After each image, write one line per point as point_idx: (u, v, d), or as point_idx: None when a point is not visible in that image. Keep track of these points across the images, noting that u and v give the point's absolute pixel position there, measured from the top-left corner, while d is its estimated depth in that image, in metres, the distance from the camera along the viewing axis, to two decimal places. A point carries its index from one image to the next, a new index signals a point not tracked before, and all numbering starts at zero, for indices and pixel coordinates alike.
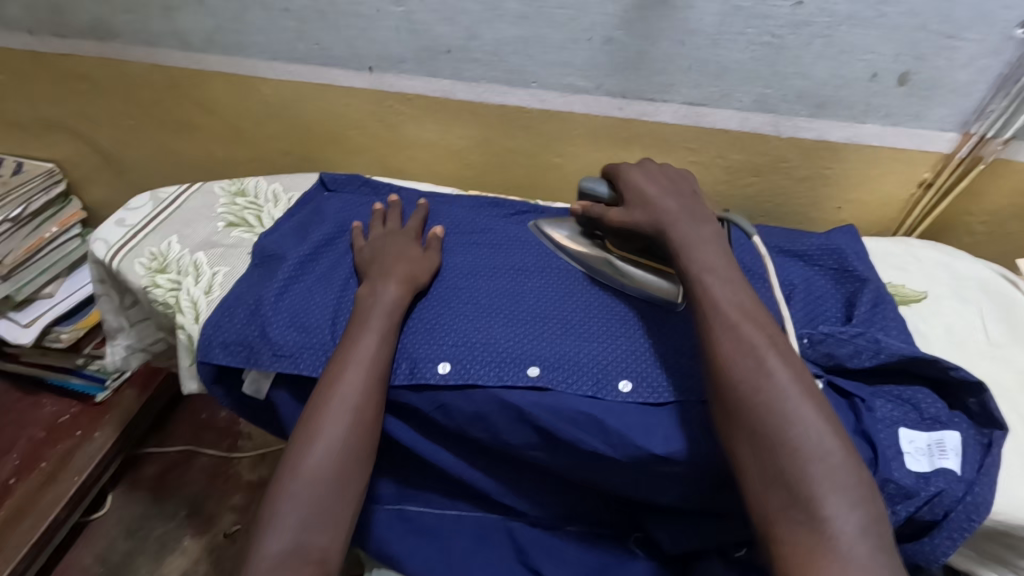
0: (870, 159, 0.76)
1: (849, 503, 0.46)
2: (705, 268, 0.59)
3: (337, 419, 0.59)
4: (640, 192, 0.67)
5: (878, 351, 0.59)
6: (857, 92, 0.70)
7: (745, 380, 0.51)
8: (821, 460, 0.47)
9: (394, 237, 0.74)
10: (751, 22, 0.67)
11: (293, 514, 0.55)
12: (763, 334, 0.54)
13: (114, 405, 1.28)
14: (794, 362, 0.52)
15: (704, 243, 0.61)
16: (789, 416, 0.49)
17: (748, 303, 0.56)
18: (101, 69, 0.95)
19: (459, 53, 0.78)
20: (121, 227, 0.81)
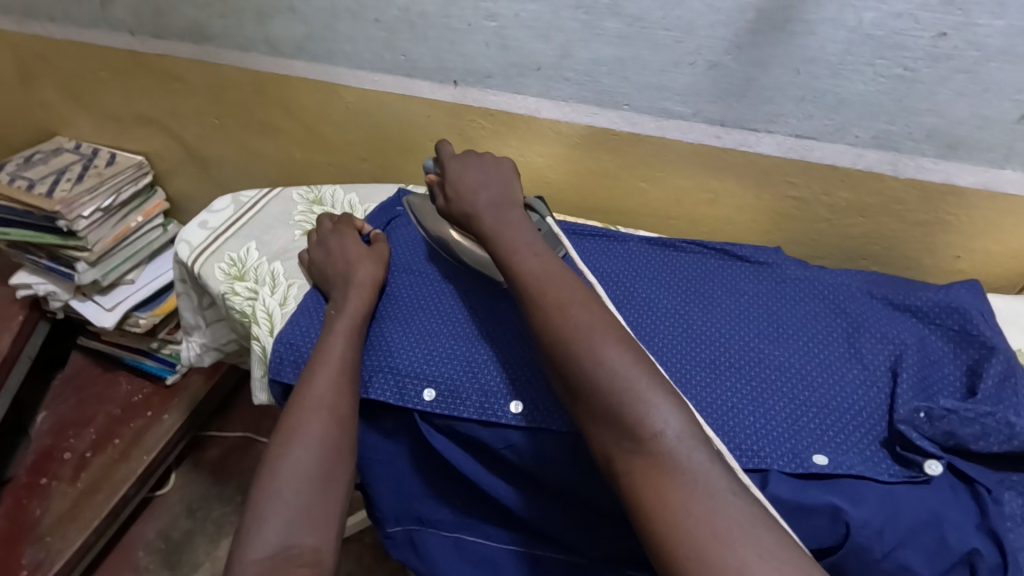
0: (1005, 208, 0.68)
1: (668, 413, 0.47)
2: (518, 242, 0.61)
3: (311, 426, 0.59)
4: (458, 177, 0.69)
5: (1010, 437, 0.51)
6: (999, 134, 0.62)
7: (551, 327, 0.53)
8: (630, 380, 0.48)
9: (343, 238, 0.75)
10: (882, 53, 0.60)
11: (278, 516, 0.53)
12: (562, 282, 0.56)
13: (183, 389, 1.33)
14: (591, 304, 0.54)
15: (513, 224, 0.63)
16: (593, 352, 0.50)
17: (546, 262, 0.59)
18: (193, 70, 0.97)
19: (549, 71, 0.75)
20: (203, 229, 0.83)
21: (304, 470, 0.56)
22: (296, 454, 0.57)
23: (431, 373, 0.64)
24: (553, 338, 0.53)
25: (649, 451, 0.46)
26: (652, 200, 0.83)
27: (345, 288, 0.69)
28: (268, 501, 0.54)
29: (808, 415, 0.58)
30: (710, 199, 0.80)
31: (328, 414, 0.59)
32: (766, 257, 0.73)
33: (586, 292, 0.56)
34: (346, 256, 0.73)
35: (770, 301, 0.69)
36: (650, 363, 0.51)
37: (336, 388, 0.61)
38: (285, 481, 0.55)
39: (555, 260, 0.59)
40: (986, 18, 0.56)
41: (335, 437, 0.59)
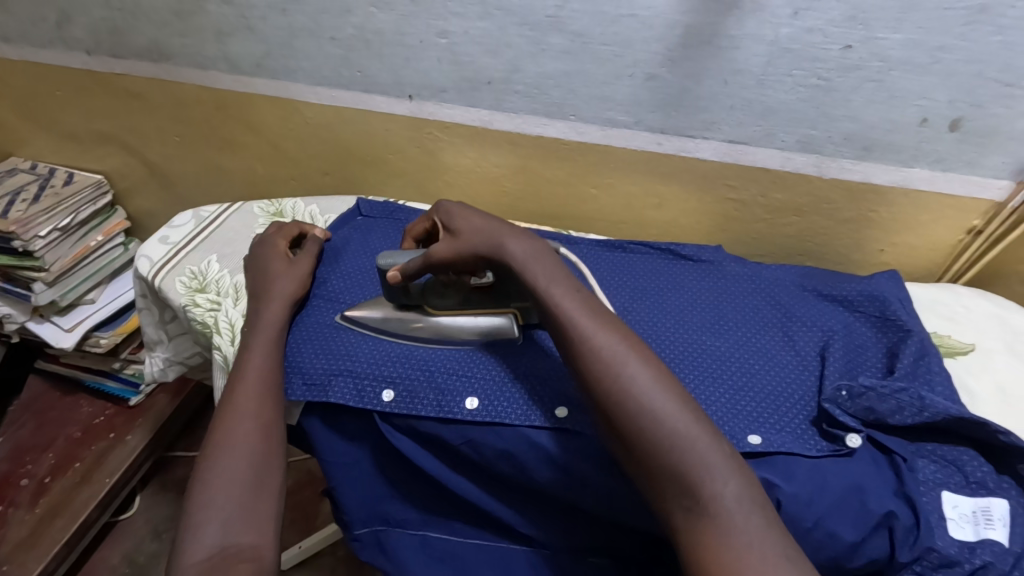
0: (919, 204, 0.74)
1: (726, 474, 0.47)
2: (552, 278, 0.59)
3: (241, 433, 0.60)
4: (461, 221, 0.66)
5: (922, 409, 0.57)
6: (907, 137, 0.69)
7: (606, 381, 0.52)
8: (690, 441, 0.48)
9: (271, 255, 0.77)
10: (799, 64, 0.66)
11: (214, 517, 0.54)
12: (617, 332, 0.55)
13: (148, 409, 1.31)
14: (652, 359, 0.53)
15: (539, 257, 0.61)
16: (650, 408, 0.49)
17: (593, 308, 0.57)
18: (153, 88, 0.98)
19: (500, 85, 0.79)
20: (164, 244, 0.84)
21: (236, 477, 0.57)
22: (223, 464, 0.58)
23: (388, 374, 0.66)
24: (609, 391, 0.51)
25: (708, 513, 0.46)
26: (603, 205, 0.88)
27: (266, 304, 0.71)
28: (204, 505, 0.55)
29: (742, 397, 0.62)
30: (657, 203, 0.85)
31: (257, 421, 0.61)
32: (708, 256, 0.79)
33: (640, 344, 0.55)
34: (265, 270, 0.75)
35: (712, 297, 0.74)
36: (706, 419, 0.50)
37: (259, 396, 0.63)
38: (218, 483, 0.56)
39: (596, 302, 0.58)
40: (886, 32, 0.62)
41: (266, 442, 0.60)
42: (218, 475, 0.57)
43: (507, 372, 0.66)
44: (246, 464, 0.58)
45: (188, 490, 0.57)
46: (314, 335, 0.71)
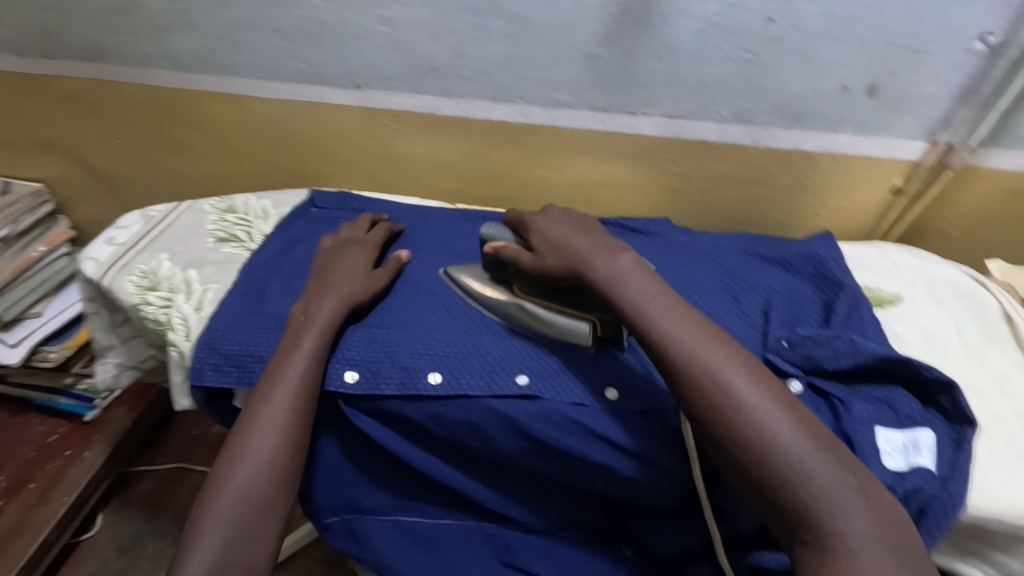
0: (845, 168, 0.79)
1: (849, 510, 0.46)
2: (648, 298, 0.57)
3: (261, 442, 0.59)
4: (548, 234, 0.65)
5: (855, 352, 0.61)
6: (830, 104, 0.73)
7: (716, 409, 0.51)
8: (813, 472, 0.47)
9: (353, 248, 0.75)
10: (727, 38, 0.70)
11: (216, 532, 0.55)
12: (729, 355, 0.53)
13: (105, 424, 1.27)
14: (770, 384, 0.52)
15: (637, 273, 0.59)
16: (767, 438, 0.49)
17: (699, 328, 0.55)
18: (93, 89, 0.96)
19: (446, 71, 0.80)
20: (111, 245, 0.82)
21: (247, 494, 0.57)
22: (236, 478, 0.58)
23: (352, 357, 0.66)
24: (723, 420, 0.50)
25: (826, 548, 0.45)
26: (554, 186, 0.90)
27: (319, 300, 0.68)
28: (208, 516, 0.56)
29: None
30: (606, 181, 0.88)
31: (280, 429, 0.60)
32: (656, 228, 0.82)
33: (755, 368, 0.53)
34: (339, 261, 0.73)
35: (660, 262, 0.76)
36: (829, 447, 0.49)
37: (289, 407, 0.61)
38: (224, 495, 0.57)
39: (703, 323, 0.56)
40: (803, 5, 0.66)
41: (285, 454, 0.60)
42: (227, 486, 0.57)
43: (472, 347, 0.66)
44: (258, 478, 0.58)
45: (201, 490, 0.59)
46: (274, 323, 0.70)
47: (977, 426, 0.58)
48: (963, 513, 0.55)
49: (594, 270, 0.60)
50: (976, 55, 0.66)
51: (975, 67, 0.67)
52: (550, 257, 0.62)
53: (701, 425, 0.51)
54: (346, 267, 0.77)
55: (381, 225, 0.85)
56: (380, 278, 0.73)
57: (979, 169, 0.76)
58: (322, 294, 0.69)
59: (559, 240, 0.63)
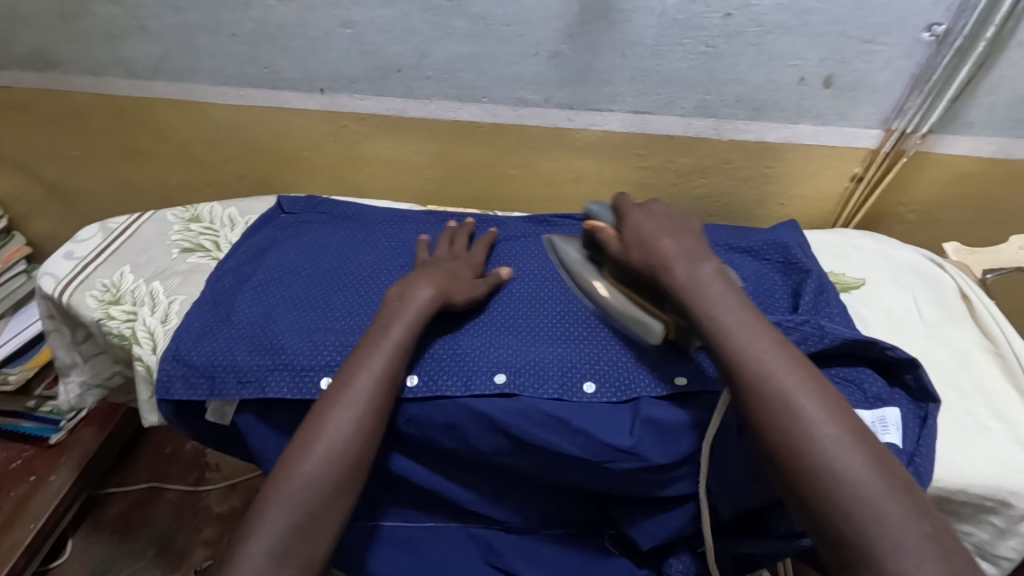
0: (805, 157, 0.81)
1: (919, 559, 0.41)
2: (721, 308, 0.53)
3: (330, 439, 0.56)
4: (638, 229, 0.61)
5: (823, 336, 0.62)
6: (789, 96, 0.75)
7: (783, 430, 0.47)
8: (885, 512, 0.42)
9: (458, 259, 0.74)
10: (687, 33, 0.71)
11: (271, 532, 0.52)
12: (805, 376, 0.49)
13: (71, 446, 1.22)
14: (842, 410, 0.47)
15: (718, 281, 0.55)
16: (834, 468, 0.44)
17: (770, 343, 0.51)
18: (43, 99, 0.93)
19: (411, 72, 0.80)
20: (70, 260, 0.79)
21: (305, 497, 0.54)
22: (300, 475, 0.55)
23: (324, 363, 0.65)
24: (788, 442, 0.46)
25: None
26: (525, 184, 0.91)
27: (418, 284, 0.66)
28: (266, 513, 0.53)
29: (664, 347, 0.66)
30: (575, 177, 0.88)
31: (352, 429, 0.57)
32: None
33: (833, 394, 0.48)
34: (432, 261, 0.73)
35: None
36: (908, 490, 0.44)
37: (363, 407, 0.58)
38: (285, 491, 0.54)
39: (780, 339, 0.51)
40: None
41: (352, 456, 0.56)
42: (288, 482, 0.55)
43: (447, 348, 0.67)
44: (316, 481, 0.55)
45: (272, 468, 0.57)
46: (244, 332, 0.69)
47: (940, 403, 0.60)
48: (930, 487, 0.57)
49: (672, 275, 0.56)
50: (924, 44, 0.68)
51: (924, 55, 0.69)
52: (633, 250, 0.59)
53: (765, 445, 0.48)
54: (318, 272, 0.77)
55: (351, 229, 0.84)
56: (478, 285, 0.71)
57: (932, 155, 0.79)
58: (415, 284, 0.67)
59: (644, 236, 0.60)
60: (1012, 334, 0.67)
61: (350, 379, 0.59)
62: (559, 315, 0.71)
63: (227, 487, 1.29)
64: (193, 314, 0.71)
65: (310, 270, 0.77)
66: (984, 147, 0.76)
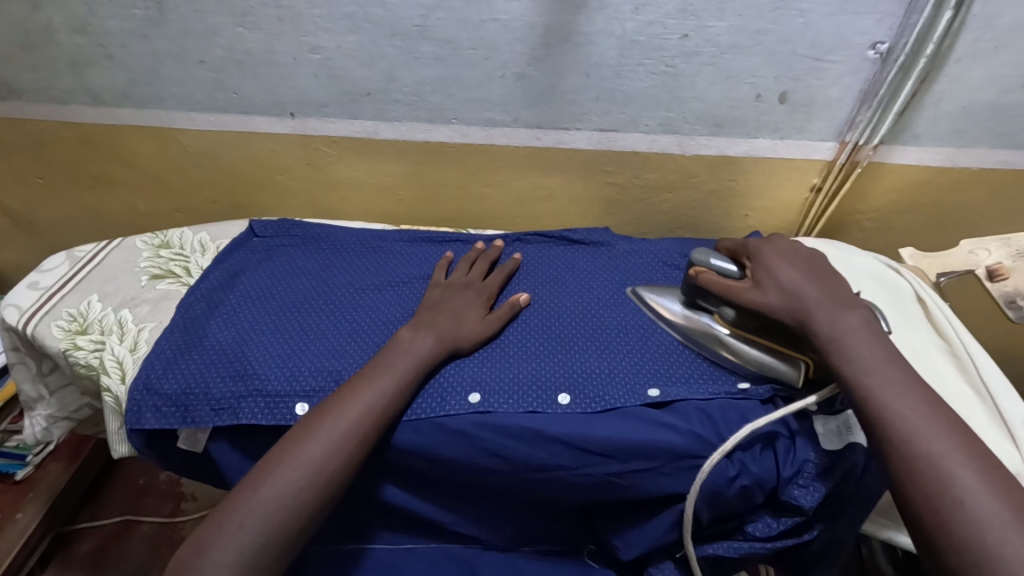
0: (767, 170, 0.84)
1: None
2: (868, 360, 0.54)
3: (307, 459, 0.56)
4: (776, 275, 0.64)
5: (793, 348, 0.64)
6: (747, 111, 0.78)
7: (924, 486, 0.46)
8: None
9: (464, 292, 0.74)
10: (647, 54, 0.73)
11: (231, 544, 0.52)
12: (950, 435, 0.48)
13: (38, 482, 1.18)
14: (998, 482, 0.45)
15: (863, 332, 0.56)
16: (987, 540, 0.43)
17: (924, 404, 0.50)
18: (6, 129, 0.92)
19: (379, 95, 0.81)
20: (34, 290, 0.78)
21: (274, 511, 0.54)
22: (274, 487, 0.55)
23: (300, 388, 0.65)
24: (928, 498, 0.46)
25: None
26: (497, 203, 0.92)
27: (423, 332, 0.67)
28: (228, 525, 0.53)
29: (636, 360, 0.68)
30: (546, 195, 0.90)
31: (332, 453, 0.57)
32: (598, 237, 0.86)
33: (981, 456, 0.48)
34: (443, 306, 0.72)
35: (605, 273, 0.80)
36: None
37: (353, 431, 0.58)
38: (253, 504, 0.54)
39: (936, 401, 0.51)
40: (713, 21, 0.70)
41: (327, 480, 0.56)
42: (256, 497, 0.54)
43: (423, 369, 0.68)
44: (284, 501, 0.54)
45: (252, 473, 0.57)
46: (216, 358, 0.68)
47: None
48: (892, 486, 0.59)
49: (814, 322, 0.58)
50: (870, 62, 0.72)
51: (871, 72, 0.73)
52: (773, 296, 0.62)
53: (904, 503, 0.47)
54: (291, 296, 0.77)
55: (325, 250, 0.85)
56: (491, 323, 0.71)
57: (885, 165, 0.82)
58: (421, 327, 0.68)
59: (788, 282, 0.62)
60: (966, 337, 0.70)
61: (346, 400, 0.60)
62: (530, 330, 0.73)
63: (203, 518, 1.26)
64: (167, 341, 0.70)
65: (283, 294, 0.77)
66: (933, 157, 0.80)
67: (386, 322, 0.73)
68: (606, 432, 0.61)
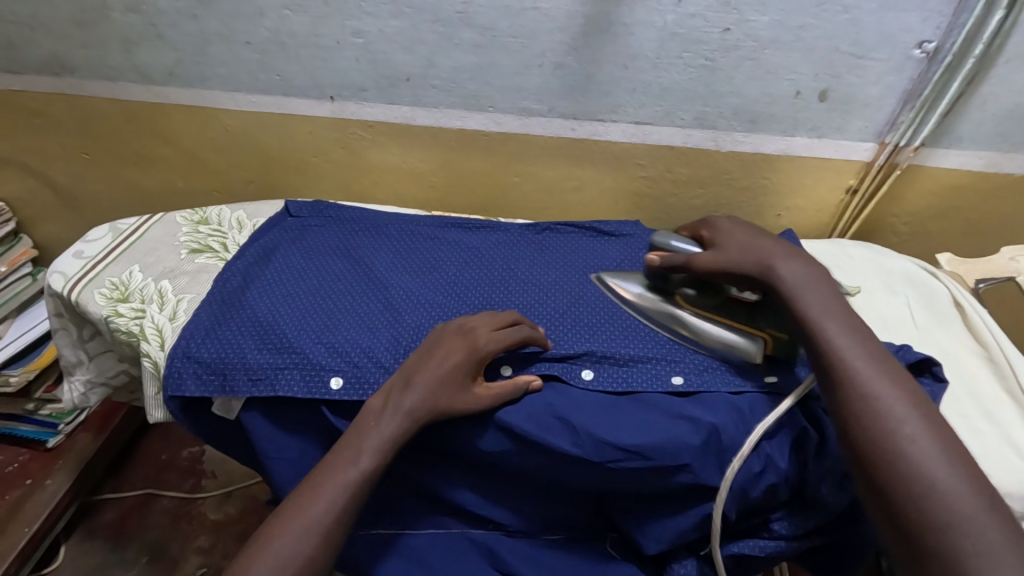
0: (802, 169, 0.84)
1: (998, 547, 0.43)
2: (824, 312, 0.57)
3: (337, 484, 0.57)
4: (731, 239, 0.66)
5: None
6: (784, 108, 0.78)
7: (879, 444, 0.48)
8: (977, 530, 0.43)
9: (456, 343, 0.64)
10: (687, 47, 0.73)
11: (267, 565, 0.53)
12: (902, 391, 0.51)
13: (68, 450, 1.22)
14: (931, 414, 0.50)
15: (819, 286, 0.59)
16: (920, 464, 0.47)
17: (868, 350, 0.54)
18: (56, 104, 0.95)
19: (418, 81, 0.82)
20: (79, 259, 0.81)
21: (307, 536, 0.55)
22: (307, 516, 0.56)
23: (335, 362, 0.66)
24: (875, 438, 0.49)
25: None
26: (527, 192, 0.93)
27: (394, 410, 0.60)
28: (265, 549, 0.54)
29: (665, 349, 0.68)
30: (577, 186, 0.91)
31: (354, 478, 0.57)
32: (627, 230, 0.87)
33: (930, 411, 0.50)
34: (437, 355, 0.63)
35: (634, 264, 0.81)
36: (1000, 512, 0.44)
37: (331, 510, 0.56)
38: (287, 531, 0.55)
39: (878, 348, 0.54)
40: (755, 15, 0.70)
41: (317, 552, 0.55)
42: (291, 520, 0.55)
43: None
44: (317, 524, 0.55)
45: (286, 497, 0.58)
46: (253, 330, 0.70)
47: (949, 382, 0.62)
48: None
49: (778, 276, 0.61)
50: (915, 61, 0.71)
51: (915, 72, 0.72)
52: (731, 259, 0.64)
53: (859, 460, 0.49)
54: (323, 272, 0.78)
55: (357, 232, 0.86)
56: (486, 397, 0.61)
57: (924, 167, 0.81)
58: (406, 391, 0.61)
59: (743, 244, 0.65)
60: (1005, 341, 0.69)
61: (331, 465, 0.58)
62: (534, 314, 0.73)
63: (223, 494, 1.29)
64: (204, 313, 0.72)
65: (315, 271, 0.78)
66: (975, 160, 0.79)
67: (416, 302, 0.74)
68: (630, 421, 0.61)
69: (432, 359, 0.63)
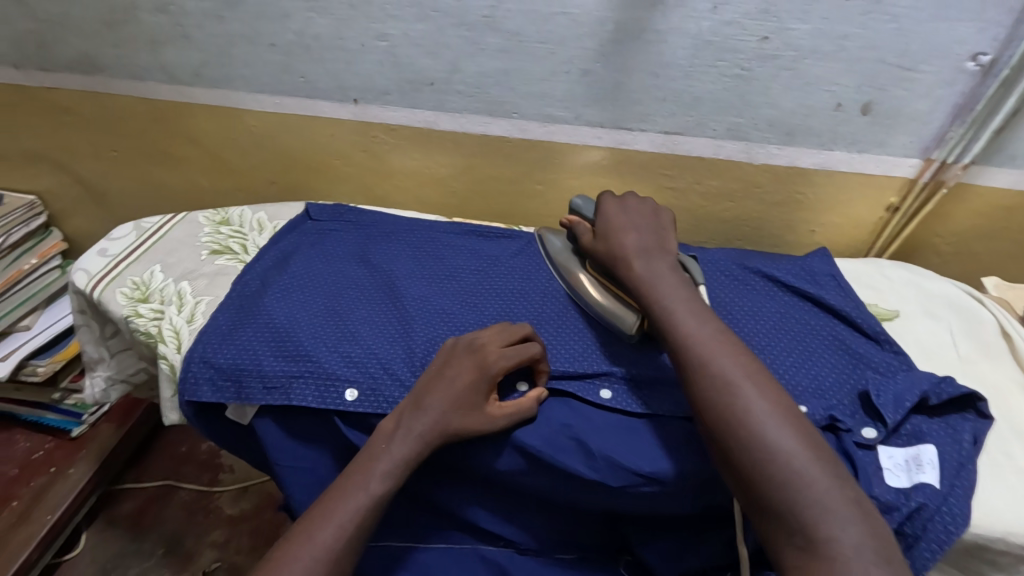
0: (840, 184, 0.80)
1: (841, 516, 0.47)
2: (672, 300, 0.61)
3: (350, 507, 0.56)
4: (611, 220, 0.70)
5: (900, 403, 0.58)
6: (823, 121, 0.74)
7: (726, 415, 0.52)
8: (822, 502, 0.47)
9: (463, 365, 0.61)
10: (721, 55, 0.70)
11: None
12: (750, 372, 0.54)
13: (90, 440, 1.24)
14: (772, 390, 0.53)
15: (668, 276, 0.64)
16: (770, 445, 0.50)
17: (710, 332, 0.58)
18: (86, 102, 0.96)
19: (442, 85, 0.81)
20: (103, 257, 0.81)
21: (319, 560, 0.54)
22: (319, 539, 0.55)
23: (349, 372, 0.65)
24: (729, 421, 0.52)
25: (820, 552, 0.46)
26: (549, 201, 0.91)
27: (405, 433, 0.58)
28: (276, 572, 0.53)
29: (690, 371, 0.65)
30: None
31: (368, 500, 0.56)
32: None
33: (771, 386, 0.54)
34: (444, 376, 0.61)
35: None
36: (836, 473, 0.49)
37: (343, 533, 0.55)
38: (298, 553, 0.54)
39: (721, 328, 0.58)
40: (796, 23, 0.67)
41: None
42: (304, 543, 0.54)
43: None
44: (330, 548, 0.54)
45: (299, 517, 0.57)
46: (268, 336, 0.69)
47: (991, 420, 0.59)
48: (966, 532, 0.54)
49: (633, 266, 0.65)
50: (967, 74, 0.67)
51: (967, 86, 0.68)
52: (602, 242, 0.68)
53: (711, 432, 0.53)
54: (338, 278, 0.77)
55: (376, 237, 0.84)
56: (501, 421, 0.59)
57: (971, 186, 0.77)
58: (418, 414, 0.59)
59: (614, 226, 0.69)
60: None
61: (344, 487, 0.57)
62: (507, 321, 0.70)
63: (239, 490, 1.30)
64: (219, 318, 0.71)
65: (329, 276, 0.77)
66: None
67: (433, 312, 0.73)
68: (648, 448, 0.59)
69: (441, 380, 0.61)
